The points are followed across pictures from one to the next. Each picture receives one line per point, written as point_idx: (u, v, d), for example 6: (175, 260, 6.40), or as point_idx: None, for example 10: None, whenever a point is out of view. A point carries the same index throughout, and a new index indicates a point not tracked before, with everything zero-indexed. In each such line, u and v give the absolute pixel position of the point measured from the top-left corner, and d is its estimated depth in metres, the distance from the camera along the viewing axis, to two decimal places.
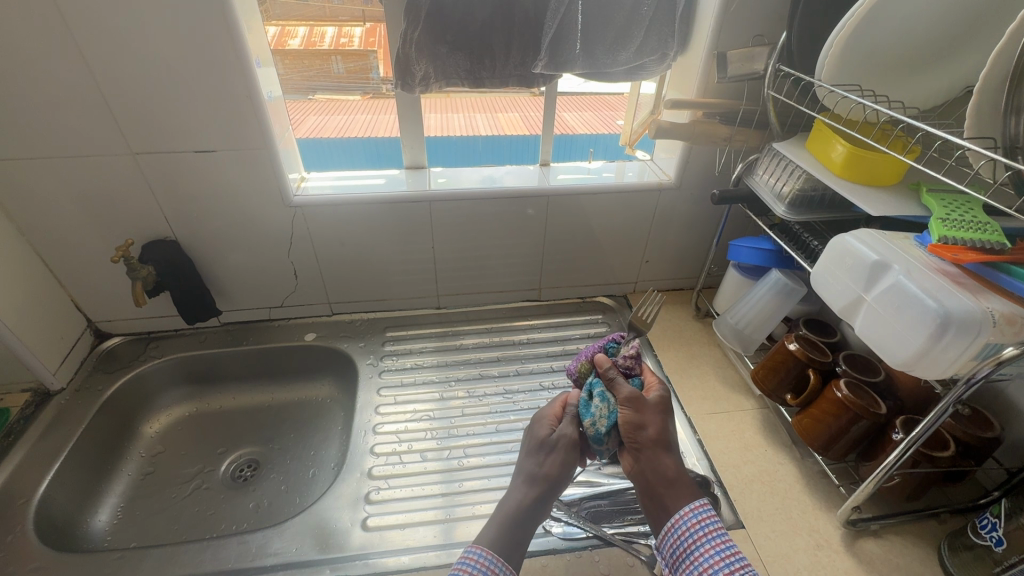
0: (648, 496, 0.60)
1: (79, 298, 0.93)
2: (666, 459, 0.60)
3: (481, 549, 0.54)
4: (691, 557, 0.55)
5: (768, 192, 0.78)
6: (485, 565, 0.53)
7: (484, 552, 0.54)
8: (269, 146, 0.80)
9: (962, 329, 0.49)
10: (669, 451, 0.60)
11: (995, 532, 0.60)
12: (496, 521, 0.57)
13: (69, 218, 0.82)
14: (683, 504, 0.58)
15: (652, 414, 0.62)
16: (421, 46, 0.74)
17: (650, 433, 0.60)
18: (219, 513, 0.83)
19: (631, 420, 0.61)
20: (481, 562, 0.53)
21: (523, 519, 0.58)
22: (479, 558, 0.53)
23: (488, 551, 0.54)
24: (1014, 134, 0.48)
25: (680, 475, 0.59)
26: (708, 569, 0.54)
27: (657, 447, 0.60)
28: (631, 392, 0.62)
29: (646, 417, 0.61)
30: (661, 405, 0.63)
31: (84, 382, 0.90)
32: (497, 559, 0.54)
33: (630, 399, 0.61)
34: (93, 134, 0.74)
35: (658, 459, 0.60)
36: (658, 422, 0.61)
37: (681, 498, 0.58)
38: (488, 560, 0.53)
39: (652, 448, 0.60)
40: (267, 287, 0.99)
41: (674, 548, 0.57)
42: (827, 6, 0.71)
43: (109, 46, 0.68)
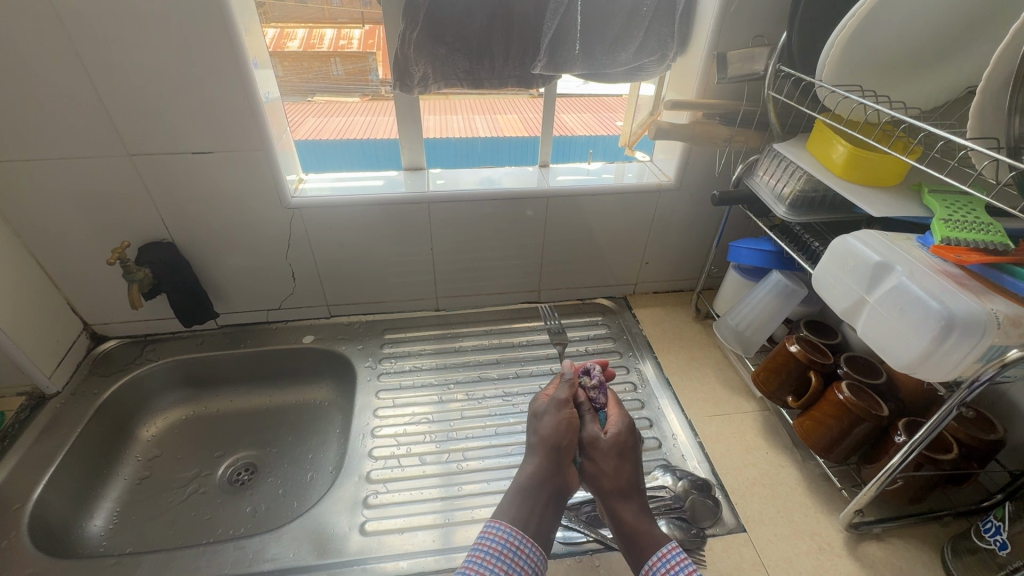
0: (624, 544, 0.61)
1: (75, 300, 0.92)
2: (626, 508, 0.62)
3: (499, 524, 0.59)
4: None
5: (769, 193, 0.77)
6: (506, 539, 0.57)
7: (501, 525, 0.58)
8: (266, 148, 0.80)
9: (966, 331, 0.48)
10: (630, 498, 0.63)
11: (999, 535, 0.59)
12: (513, 494, 0.62)
13: (65, 220, 0.81)
14: (662, 546, 0.59)
15: (607, 456, 0.65)
16: (419, 48, 0.74)
17: (607, 480, 0.64)
18: (215, 518, 0.82)
19: (592, 471, 0.65)
20: (498, 538, 0.57)
21: (534, 489, 0.62)
22: (499, 531, 0.58)
23: (507, 524, 0.58)
24: (1018, 134, 0.47)
25: (640, 526, 0.61)
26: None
27: (618, 496, 0.63)
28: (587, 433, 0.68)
29: (602, 465, 0.65)
30: (616, 445, 0.66)
31: (80, 386, 0.89)
32: (515, 533, 0.58)
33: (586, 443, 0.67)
34: (89, 136, 0.74)
35: (620, 506, 0.62)
36: (612, 465, 0.64)
37: (646, 548, 0.59)
38: (508, 534, 0.57)
39: (609, 497, 0.63)
40: (265, 289, 0.98)
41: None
42: (827, 6, 0.71)
43: (104, 46, 0.67)
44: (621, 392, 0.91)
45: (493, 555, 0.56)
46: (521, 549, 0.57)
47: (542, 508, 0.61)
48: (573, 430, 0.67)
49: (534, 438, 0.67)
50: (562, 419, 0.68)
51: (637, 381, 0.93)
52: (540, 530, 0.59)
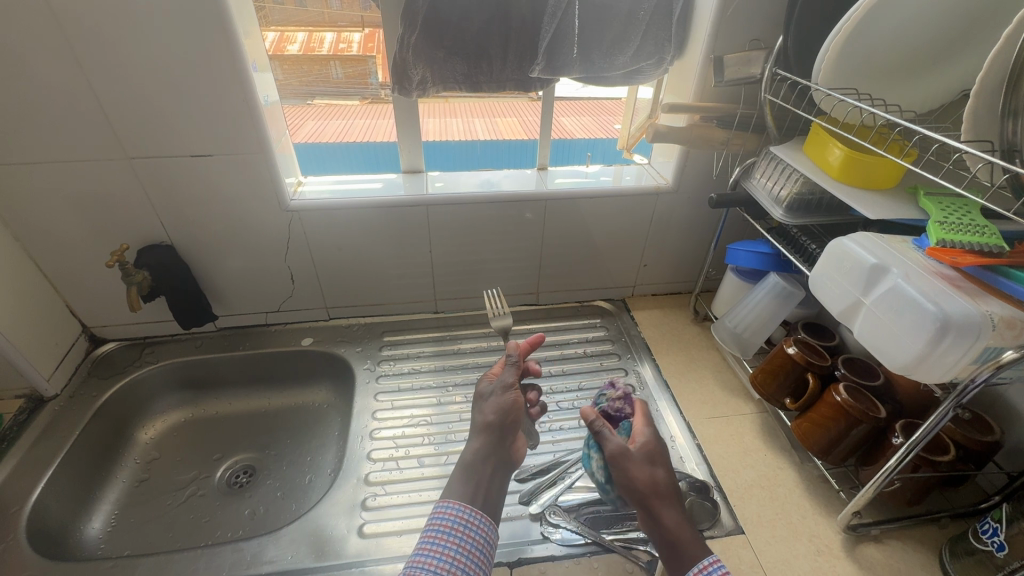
0: (665, 553, 0.56)
1: (74, 303, 0.92)
2: (668, 513, 0.57)
3: (451, 503, 0.57)
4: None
5: (766, 195, 0.78)
6: (455, 514, 0.56)
7: (452, 504, 0.57)
8: (265, 150, 0.80)
9: (961, 332, 0.49)
10: (671, 502, 0.58)
11: (997, 537, 0.59)
12: (459, 474, 0.61)
13: (64, 223, 0.82)
14: (702, 558, 0.54)
15: (639, 463, 0.60)
16: (418, 51, 0.74)
17: (645, 487, 0.58)
18: (213, 520, 0.82)
19: (626, 481, 0.59)
20: (450, 515, 0.56)
21: (479, 464, 0.62)
22: (448, 508, 0.57)
23: (457, 501, 0.57)
24: (1012, 138, 0.49)
25: (681, 530, 0.56)
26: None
27: (656, 498, 0.58)
28: (614, 446, 0.61)
29: (638, 473, 0.59)
30: (647, 453, 0.62)
31: (78, 389, 0.89)
32: (467, 508, 0.57)
33: (615, 455, 0.60)
34: (89, 139, 0.74)
35: (663, 514, 0.57)
36: (646, 473, 0.59)
37: (689, 557, 0.54)
38: (457, 510, 0.56)
39: (650, 504, 0.58)
40: (264, 291, 0.98)
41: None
42: (823, 9, 0.71)
43: (104, 50, 0.67)
44: None
45: (444, 532, 0.54)
46: (471, 522, 0.56)
47: (489, 482, 0.61)
48: (517, 410, 0.68)
49: (478, 419, 0.66)
50: (508, 399, 0.68)
51: (635, 384, 0.94)
52: (483, 499, 0.59)
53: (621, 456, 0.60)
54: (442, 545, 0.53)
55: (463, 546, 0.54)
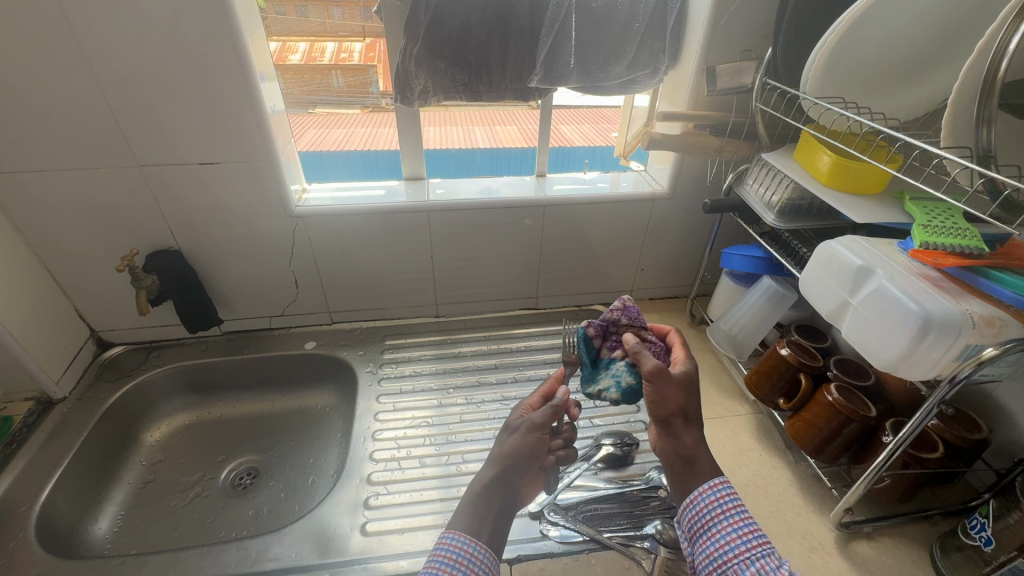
0: (676, 471, 0.61)
1: (83, 308, 0.94)
2: (689, 436, 0.61)
3: (454, 535, 0.53)
4: (709, 530, 0.55)
5: (759, 201, 0.80)
6: (459, 546, 0.51)
7: (456, 535, 0.52)
8: (271, 159, 0.82)
9: (943, 330, 0.51)
10: (693, 428, 0.61)
11: (984, 532, 0.61)
12: (468, 501, 0.57)
13: (75, 228, 0.84)
14: (701, 483, 0.59)
15: (674, 384, 0.61)
16: (419, 62, 0.77)
17: (673, 410, 0.61)
18: (218, 520, 0.83)
19: (657, 397, 0.61)
20: (455, 547, 0.51)
21: (484, 500, 0.56)
22: (452, 541, 0.52)
23: (462, 533, 0.53)
24: (986, 144, 0.50)
25: (698, 453, 0.60)
26: (724, 547, 0.53)
27: (679, 419, 0.61)
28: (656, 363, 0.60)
29: (670, 393, 0.61)
30: (685, 378, 0.62)
31: (86, 391, 0.91)
32: (472, 542, 0.52)
33: (657, 373, 0.60)
34: (101, 147, 0.77)
35: (685, 436, 0.61)
36: (682, 396, 0.61)
37: (699, 476, 0.59)
38: (461, 542, 0.52)
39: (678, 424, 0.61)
40: (268, 296, 1.00)
41: (693, 523, 0.57)
42: (811, 22, 0.74)
43: (119, 61, 0.70)
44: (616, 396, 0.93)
45: (449, 565, 0.49)
46: (475, 556, 0.51)
47: (494, 515, 0.55)
48: (535, 449, 0.60)
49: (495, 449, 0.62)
50: (527, 436, 0.60)
51: None
52: (490, 531, 0.54)
53: (656, 372, 0.60)
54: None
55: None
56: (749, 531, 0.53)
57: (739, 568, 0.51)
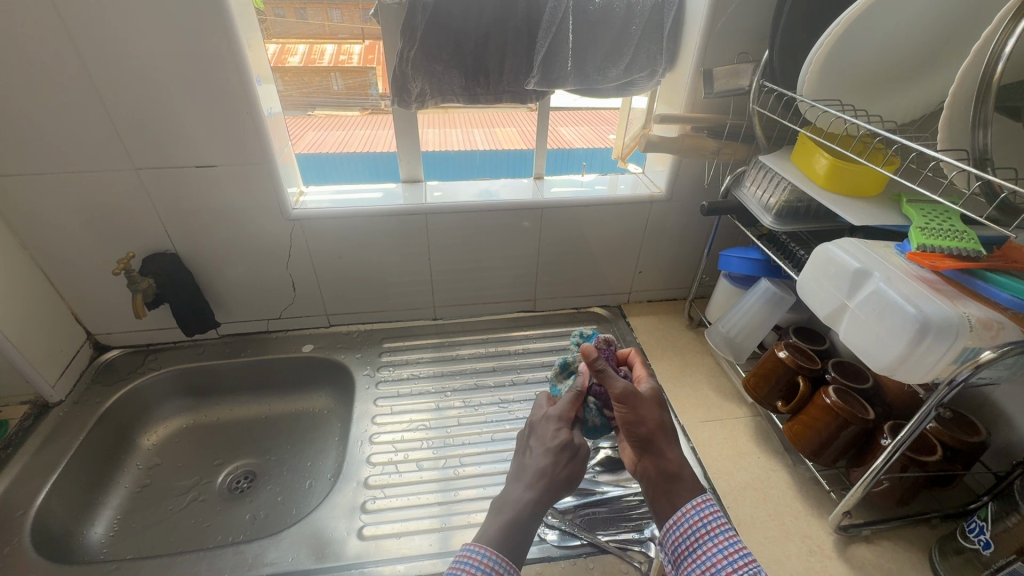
0: (652, 489, 0.58)
1: (80, 311, 0.94)
2: (671, 451, 0.58)
3: (482, 549, 0.50)
4: (693, 553, 0.52)
5: (756, 203, 0.80)
6: (489, 565, 0.49)
7: (486, 551, 0.50)
8: (269, 161, 0.82)
9: (940, 333, 0.51)
10: (675, 444, 0.59)
11: (983, 535, 0.61)
12: (502, 517, 0.53)
13: (71, 231, 0.84)
14: (687, 501, 0.56)
15: (647, 403, 0.60)
16: (417, 65, 0.77)
17: (650, 426, 0.58)
18: (214, 525, 0.83)
19: (631, 416, 0.58)
20: (482, 562, 0.49)
21: (525, 522, 0.53)
22: (484, 559, 0.49)
23: (491, 549, 0.50)
24: (982, 146, 0.51)
25: (682, 470, 0.57)
26: (710, 569, 0.51)
27: (661, 436, 0.58)
28: (626, 385, 0.58)
29: (644, 411, 0.59)
30: (655, 396, 0.61)
31: (82, 395, 0.91)
32: (501, 559, 0.50)
33: (628, 396, 0.58)
34: (98, 150, 0.76)
35: (665, 452, 0.58)
36: (655, 413, 0.59)
37: (683, 493, 0.56)
38: (491, 560, 0.49)
39: (656, 442, 0.58)
40: (265, 298, 1.00)
41: (677, 545, 0.54)
42: (807, 25, 0.74)
43: (115, 64, 0.70)
44: None
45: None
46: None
47: (528, 536, 0.53)
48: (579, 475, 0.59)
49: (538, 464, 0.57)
50: (576, 460, 0.59)
51: None
52: (519, 549, 0.52)
53: (630, 395, 0.58)
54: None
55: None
56: (734, 552, 0.51)
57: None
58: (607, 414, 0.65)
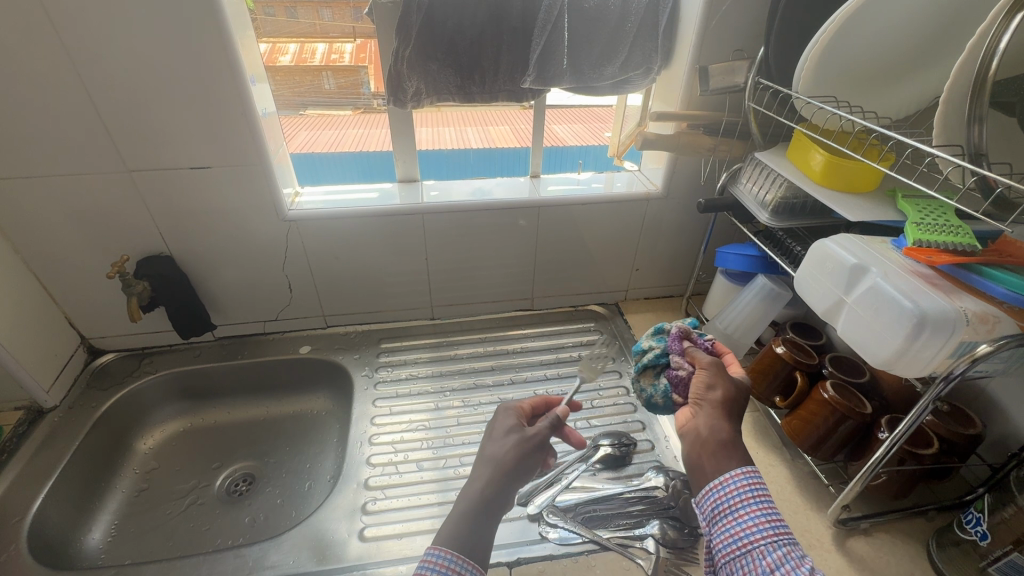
0: (698, 451, 0.56)
1: (73, 315, 0.93)
2: (730, 423, 0.57)
3: (438, 549, 0.50)
4: (732, 515, 0.52)
5: (753, 200, 0.80)
6: (444, 565, 0.49)
7: (441, 551, 0.50)
8: (263, 162, 0.82)
9: (937, 327, 0.51)
10: (733, 419, 0.58)
11: (980, 526, 0.61)
12: (458, 513, 0.53)
13: (63, 235, 0.83)
14: (734, 466, 0.54)
15: (728, 380, 0.60)
16: (411, 65, 0.76)
17: (720, 394, 0.59)
18: (213, 528, 0.83)
19: (707, 380, 0.60)
20: (439, 564, 0.49)
21: (481, 511, 0.53)
22: (438, 560, 0.49)
23: (448, 549, 0.50)
24: (977, 142, 0.51)
25: (734, 440, 0.56)
26: (749, 529, 0.50)
27: (728, 409, 0.58)
28: (711, 357, 0.62)
29: (721, 381, 0.60)
30: (739, 380, 0.62)
31: (77, 400, 0.90)
32: (457, 558, 0.49)
33: (711, 364, 0.61)
34: (91, 153, 0.76)
35: (721, 420, 0.57)
36: (731, 389, 0.60)
37: (731, 460, 0.55)
38: (447, 560, 0.49)
39: (717, 407, 0.58)
40: (262, 300, 0.99)
41: (717, 502, 0.53)
42: (802, 22, 0.74)
43: (108, 66, 0.69)
44: (616, 396, 0.94)
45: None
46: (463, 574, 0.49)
47: (486, 529, 0.52)
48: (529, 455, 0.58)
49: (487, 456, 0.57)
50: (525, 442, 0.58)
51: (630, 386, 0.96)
52: (479, 544, 0.51)
53: (714, 364, 0.61)
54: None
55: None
56: (776, 521, 0.50)
57: (766, 551, 0.48)
58: (675, 397, 0.63)
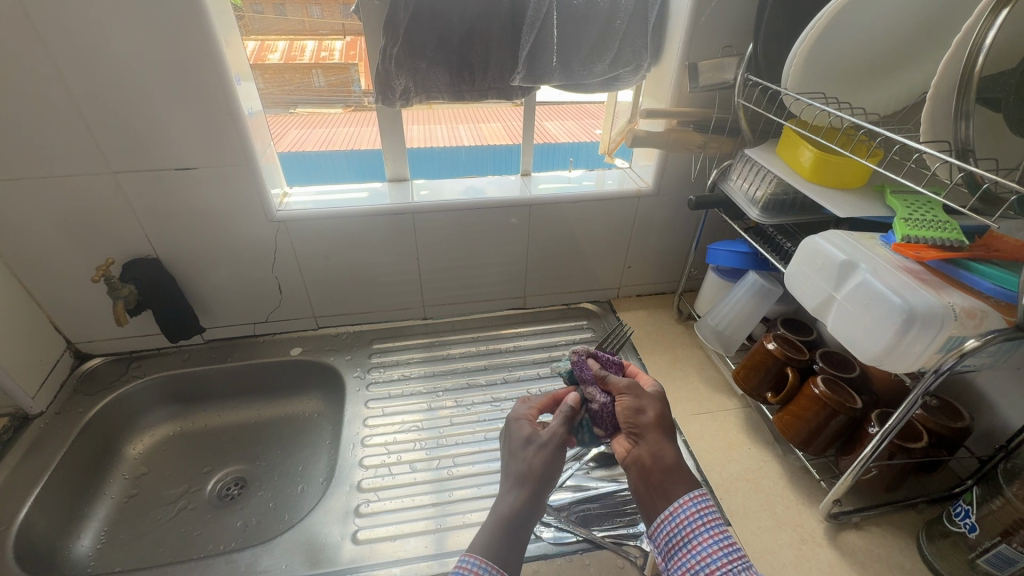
0: (646, 483, 0.57)
1: (59, 319, 0.91)
2: (669, 446, 0.58)
3: (474, 557, 0.50)
4: (687, 547, 0.52)
5: (743, 196, 0.80)
6: (481, 573, 0.49)
7: (477, 559, 0.50)
8: (250, 163, 0.81)
9: (926, 323, 0.51)
10: (670, 437, 0.59)
11: (969, 518, 0.62)
12: (491, 523, 0.53)
13: (46, 239, 0.81)
14: (681, 493, 0.55)
15: (652, 399, 0.62)
16: (399, 63, 0.75)
17: (651, 415, 0.59)
18: (204, 534, 0.82)
19: (632, 405, 0.60)
20: (475, 572, 0.49)
21: (517, 524, 0.53)
22: (473, 567, 0.49)
23: (483, 559, 0.50)
24: (965, 138, 0.51)
25: (679, 463, 0.57)
26: (705, 561, 0.51)
27: (662, 430, 0.59)
28: (628, 381, 0.63)
29: (645, 403, 0.61)
30: (659, 394, 0.63)
31: (64, 405, 0.88)
32: (492, 568, 0.49)
33: (629, 387, 0.62)
34: (73, 155, 0.74)
35: (659, 444, 0.58)
36: (656, 406, 0.61)
37: (679, 485, 0.55)
38: (484, 568, 0.49)
39: (653, 431, 0.58)
40: (251, 302, 0.98)
41: (671, 536, 0.53)
42: (790, 19, 0.74)
43: (89, 66, 0.68)
44: None
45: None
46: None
47: (520, 541, 0.53)
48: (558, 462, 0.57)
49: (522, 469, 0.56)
50: (547, 450, 0.57)
51: None
52: (512, 555, 0.51)
53: (635, 388, 0.62)
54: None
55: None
56: (729, 545, 0.51)
57: None
58: (597, 430, 0.62)
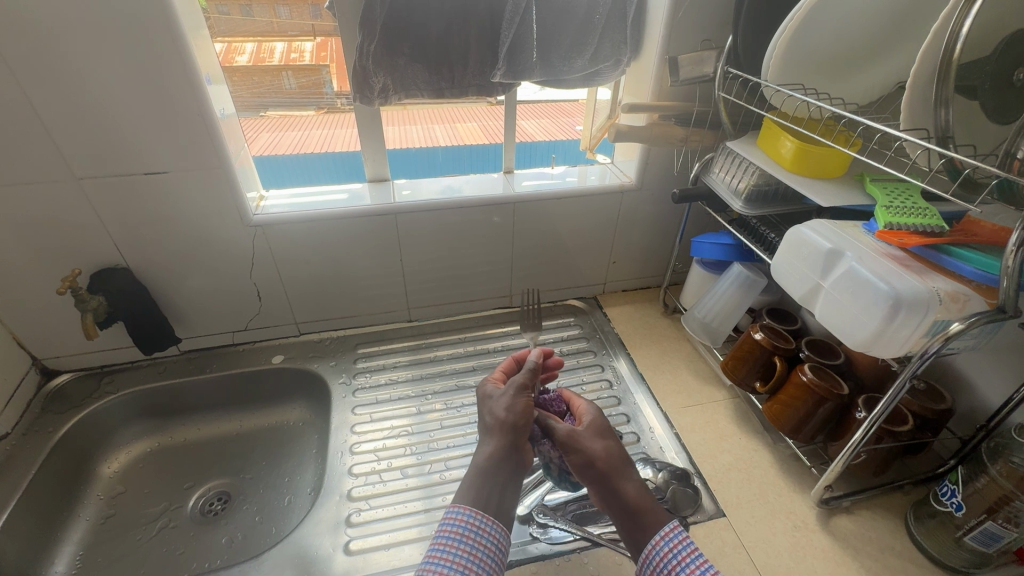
0: (624, 522, 0.55)
1: (22, 335, 0.87)
2: (627, 484, 0.56)
3: (458, 508, 0.51)
4: None
5: (725, 188, 0.81)
6: (466, 521, 0.50)
7: (461, 509, 0.51)
8: (223, 165, 0.78)
9: (913, 308, 0.52)
10: (628, 475, 0.57)
11: (955, 497, 0.63)
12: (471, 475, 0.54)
13: (5, 250, 0.77)
14: (661, 528, 0.53)
15: (591, 439, 0.60)
16: (377, 59, 0.73)
17: (600, 464, 0.57)
18: (188, 552, 0.79)
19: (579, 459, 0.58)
20: (460, 520, 0.50)
21: (492, 470, 0.54)
22: (458, 515, 0.50)
23: (466, 506, 0.51)
24: (944, 124, 0.52)
25: (642, 500, 0.55)
26: None
27: (615, 471, 0.57)
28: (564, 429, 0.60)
29: (589, 448, 0.59)
30: (595, 429, 0.62)
31: (32, 425, 0.84)
32: (476, 514, 0.50)
33: (567, 439, 0.59)
34: (33, 160, 0.70)
35: (619, 487, 0.56)
36: (601, 447, 0.59)
37: (651, 525, 0.53)
38: (467, 516, 0.50)
39: (607, 480, 0.56)
40: (230, 310, 0.95)
41: None
42: (768, 11, 0.75)
43: (46, 65, 0.64)
44: (598, 390, 0.93)
45: (455, 540, 0.48)
46: (483, 529, 0.50)
47: (503, 487, 0.53)
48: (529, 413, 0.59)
49: (489, 420, 0.59)
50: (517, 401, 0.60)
51: (612, 379, 0.95)
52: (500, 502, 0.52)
53: (572, 437, 0.60)
54: (453, 553, 0.48)
55: (475, 556, 0.48)
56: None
57: None
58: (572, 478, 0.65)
